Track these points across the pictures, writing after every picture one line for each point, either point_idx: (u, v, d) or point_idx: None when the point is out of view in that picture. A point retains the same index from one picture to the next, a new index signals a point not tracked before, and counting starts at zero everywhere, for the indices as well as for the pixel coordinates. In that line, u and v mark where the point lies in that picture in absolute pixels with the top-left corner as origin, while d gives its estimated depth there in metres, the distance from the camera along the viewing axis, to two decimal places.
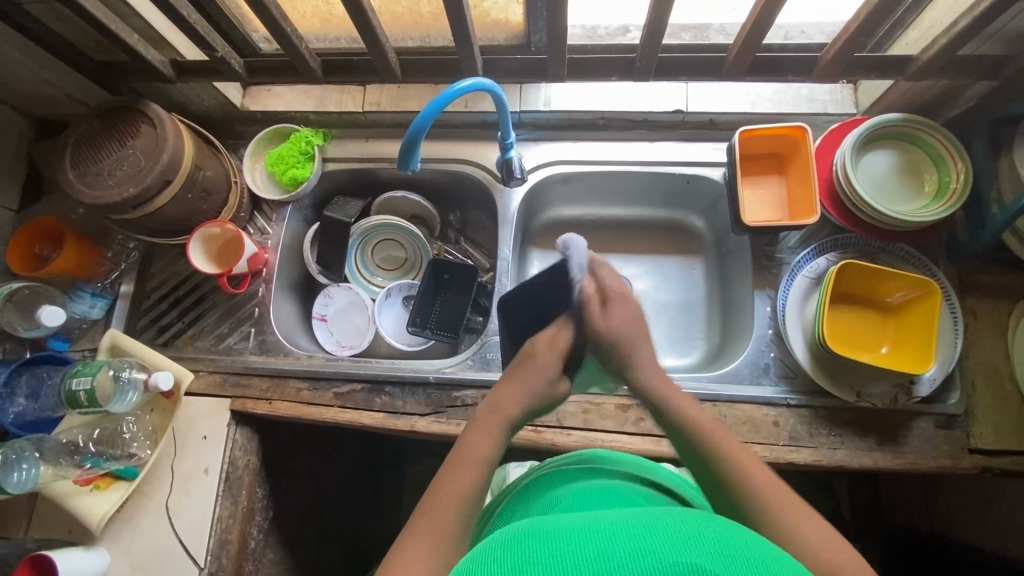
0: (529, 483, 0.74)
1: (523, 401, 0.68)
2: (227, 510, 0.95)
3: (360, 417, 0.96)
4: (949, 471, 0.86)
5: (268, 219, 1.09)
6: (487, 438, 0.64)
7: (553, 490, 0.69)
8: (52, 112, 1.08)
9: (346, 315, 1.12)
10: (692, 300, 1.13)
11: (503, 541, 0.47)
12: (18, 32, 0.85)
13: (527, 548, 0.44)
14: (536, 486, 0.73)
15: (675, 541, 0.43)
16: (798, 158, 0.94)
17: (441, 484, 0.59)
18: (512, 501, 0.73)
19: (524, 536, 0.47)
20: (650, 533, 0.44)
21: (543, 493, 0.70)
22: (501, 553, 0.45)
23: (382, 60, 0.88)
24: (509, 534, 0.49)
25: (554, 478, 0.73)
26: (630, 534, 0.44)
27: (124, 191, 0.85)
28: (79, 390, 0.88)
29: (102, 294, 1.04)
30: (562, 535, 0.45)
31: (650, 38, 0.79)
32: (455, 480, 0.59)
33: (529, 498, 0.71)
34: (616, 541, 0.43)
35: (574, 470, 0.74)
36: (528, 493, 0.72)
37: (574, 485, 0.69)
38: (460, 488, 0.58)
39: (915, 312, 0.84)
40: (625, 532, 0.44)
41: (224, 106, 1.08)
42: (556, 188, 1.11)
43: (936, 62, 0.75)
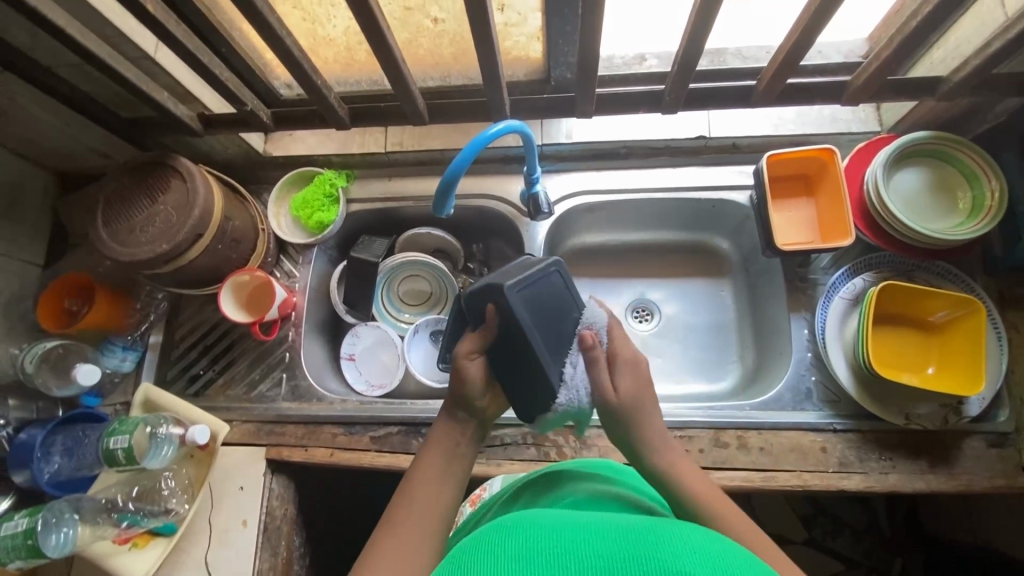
0: (529, 481, 0.70)
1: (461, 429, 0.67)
2: (268, 562, 0.94)
3: (399, 461, 0.94)
4: (1004, 492, 0.84)
5: (294, 262, 1.09)
6: (433, 462, 0.64)
7: (560, 493, 0.64)
8: (76, 166, 1.08)
9: (375, 354, 1.12)
10: (722, 323, 1.12)
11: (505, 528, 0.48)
12: (49, 94, 0.85)
13: (531, 541, 0.44)
14: (540, 487, 0.68)
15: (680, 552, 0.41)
16: (827, 179, 0.94)
17: (393, 515, 0.60)
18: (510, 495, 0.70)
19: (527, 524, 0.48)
20: (655, 541, 0.43)
21: (550, 492, 0.65)
22: (504, 539, 0.46)
23: (410, 104, 0.88)
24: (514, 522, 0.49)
25: (563, 479, 0.68)
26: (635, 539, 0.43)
27: (157, 248, 0.85)
28: (116, 449, 0.87)
29: (133, 347, 1.03)
30: (566, 533, 0.45)
31: (681, 71, 0.80)
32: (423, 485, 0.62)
33: (526, 497, 0.67)
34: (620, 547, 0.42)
35: (582, 473, 0.69)
36: (521, 494, 0.68)
37: (578, 488, 0.65)
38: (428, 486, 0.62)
39: (960, 332, 0.83)
40: (632, 538, 0.43)
41: (247, 153, 1.08)
42: (579, 218, 1.11)
43: (969, 82, 0.75)
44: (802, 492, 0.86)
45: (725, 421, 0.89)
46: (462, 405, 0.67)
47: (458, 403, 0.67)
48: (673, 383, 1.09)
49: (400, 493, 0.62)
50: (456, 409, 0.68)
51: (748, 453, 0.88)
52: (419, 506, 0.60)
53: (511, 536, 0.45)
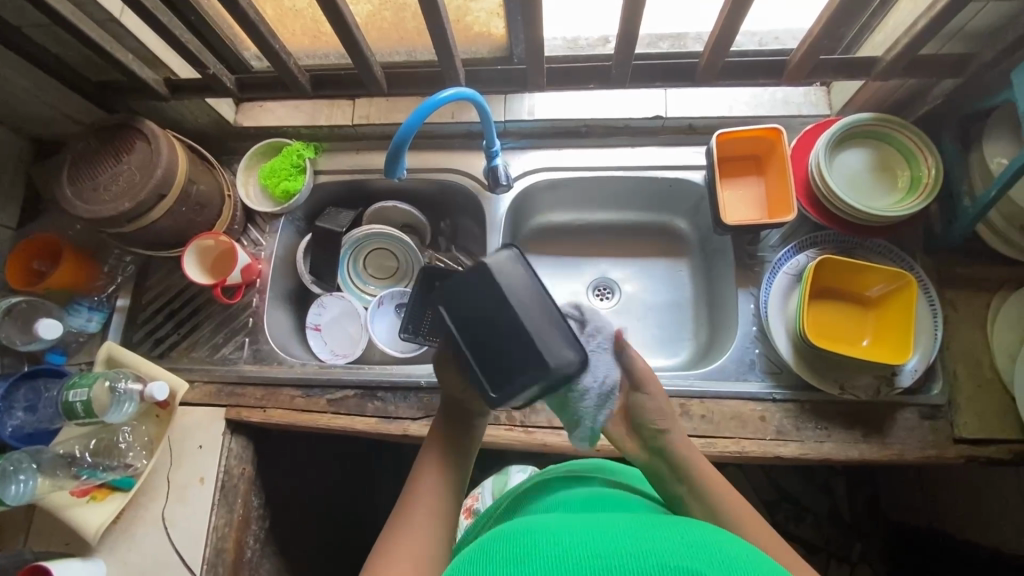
0: (547, 479, 0.77)
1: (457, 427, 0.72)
2: (224, 519, 0.96)
3: (354, 423, 0.97)
4: (935, 462, 0.87)
5: (262, 230, 1.12)
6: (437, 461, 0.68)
7: (559, 492, 0.72)
8: (50, 132, 1.11)
9: (340, 323, 1.15)
10: (679, 302, 1.15)
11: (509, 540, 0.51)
12: (18, 55, 0.88)
13: (534, 544, 0.49)
14: (540, 491, 0.75)
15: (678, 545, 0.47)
16: (775, 158, 0.97)
17: (407, 505, 0.64)
18: (529, 491, 0.77)
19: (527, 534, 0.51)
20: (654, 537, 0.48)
21: (546, 496, 0.72)
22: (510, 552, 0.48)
23: (368, 74, 0.91)
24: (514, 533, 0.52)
25: (557, 483, 0.75)
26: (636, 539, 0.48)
27: (119, 205, 0.87)
28: (75, 402, 0.89)
29: (99, 308, 1.06)
30: (570, 535, 0.50)
31: (625, 47, 0.82)
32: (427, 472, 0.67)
33: (544, 491, 0.74)
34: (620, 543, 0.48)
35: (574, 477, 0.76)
36: (534, 491, 0.76)
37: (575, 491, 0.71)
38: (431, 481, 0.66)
39: (894, 304, 0.86)
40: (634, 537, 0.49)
41: (217, 122, 1.11)
42: (542, 195, 1.14)
43: (900, 62, 0.78)
44: (740, 458, 0.89)
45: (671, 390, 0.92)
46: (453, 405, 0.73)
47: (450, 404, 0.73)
48: None
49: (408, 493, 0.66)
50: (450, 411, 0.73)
51: (690, 420, 0.91)
52: (422, 507, 0.64)
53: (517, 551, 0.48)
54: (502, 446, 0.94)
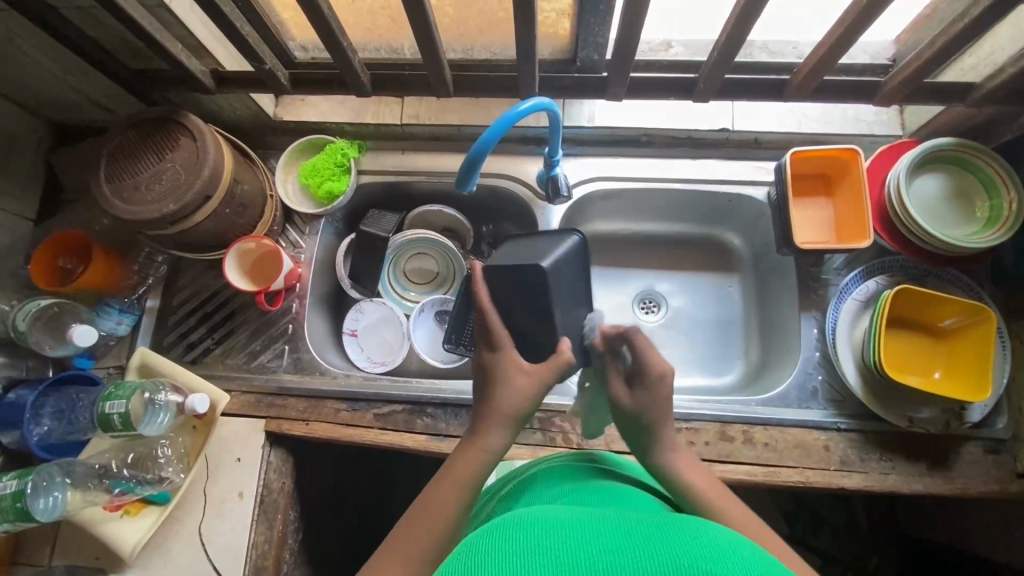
0: (552, 470, 0.69)
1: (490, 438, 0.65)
2: (263, 535, 0.92)
3: (402, 439, 0.93)
4: (998, 497, 0.86)
5: (301, 232, 1.06)
6: (464, 469, 0.63)
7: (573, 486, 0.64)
8: (74, 117, 1.03)
9: (379, 330, 1.10)
10: (729, 318, 1.13)
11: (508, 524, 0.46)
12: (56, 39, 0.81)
13: (538, 536, 0.44)
14: (546, 475, 0.68)
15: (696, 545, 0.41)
16: (848, 179, 0.94)
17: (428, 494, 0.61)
18: (533, 478, 0.69)
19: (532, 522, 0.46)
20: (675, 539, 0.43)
21: (558, 483, 0.66)
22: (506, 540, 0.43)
23: (436, 75, 0.85)
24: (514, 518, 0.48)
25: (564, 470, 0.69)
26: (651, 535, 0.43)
27: (163, 207, 0.81)
28: (112, 413, 0.84)
29: (130, 310, 1.00)
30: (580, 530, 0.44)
31: (720, 58, 0.78)
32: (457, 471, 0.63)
33: (555, 482, 0.67)
34: (632, 542, 0.42)
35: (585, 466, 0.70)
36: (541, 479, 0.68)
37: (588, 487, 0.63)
38: (459, 479, 0.62)
39: (969, 340, 0.84)
40: (651, 534, 0.43)
41: (256, 115, 1.04)
42: (595, 204, 1.10)
43: (1003, 90, 0.76)
44: (803, 488, 0.87)
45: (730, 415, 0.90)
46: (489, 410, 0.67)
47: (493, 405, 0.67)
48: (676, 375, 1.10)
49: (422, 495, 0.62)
50: (489, 418, 0.66)
51: (752, 448, 0.89)
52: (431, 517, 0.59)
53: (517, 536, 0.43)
54: None
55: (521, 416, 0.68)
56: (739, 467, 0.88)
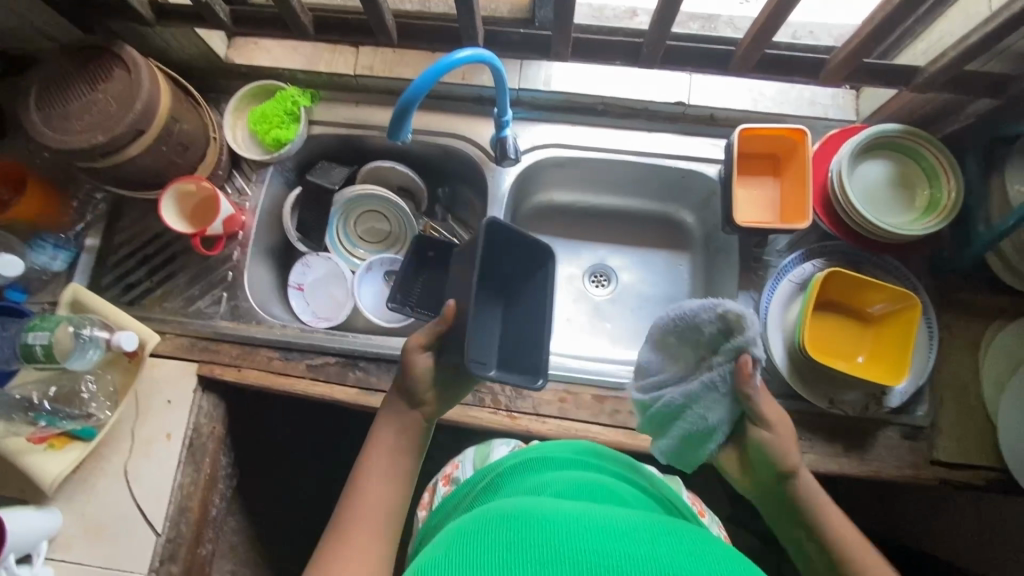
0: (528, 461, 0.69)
1: (403, 408, 0.71)
2: (189, 478, 0.93)
3: (333, 391, 0.94)
4: (910, 481, 0.88)
5: (247, 179, 1.05)
6: (387, 445, 0.69)
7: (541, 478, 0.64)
8: (18, 47, 1.00)
9: (326, 286, 1.10)
10: (676, 296, 1.13)
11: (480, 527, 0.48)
12: None
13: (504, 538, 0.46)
14: (517, 471, 0.68)
15: (660, 539, 0.46)
16: (796, 160, 0.93)
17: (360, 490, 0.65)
18: (509, 470, 0.69)
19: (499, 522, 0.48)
20: (657, 543, 0.45)
21: (530, 475, 0.65)
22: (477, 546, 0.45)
23: (378, 22, 0.83)
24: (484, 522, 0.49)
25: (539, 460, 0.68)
26: (634, 538, 0.46)
27: (91, 137, 0.79)
28: (34, 344, 0.83)
29: (65, 246, 0.99)
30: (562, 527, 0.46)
31: (660, 24, 0.77)
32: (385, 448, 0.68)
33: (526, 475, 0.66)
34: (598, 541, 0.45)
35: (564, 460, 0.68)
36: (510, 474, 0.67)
37: (558, 478, 0.62)
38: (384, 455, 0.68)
39: (896, 324, 0.85)
40: (628, 533, 0.46)
41: (206, 56, 1.02)
42: (550, 171, 1.09)
43: (944, 74, 0.75)
44: None
45: None
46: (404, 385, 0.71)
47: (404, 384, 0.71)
48: (619, 348, 1.10)
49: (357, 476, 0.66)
50: (400, 395, 0.71)
51: None
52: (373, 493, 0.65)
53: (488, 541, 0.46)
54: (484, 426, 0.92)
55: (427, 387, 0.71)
56: None
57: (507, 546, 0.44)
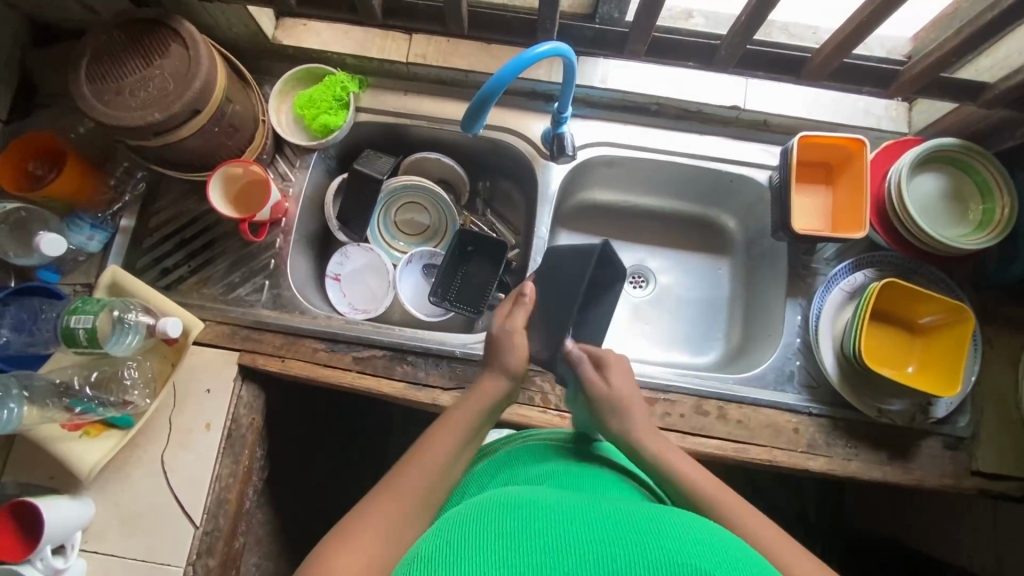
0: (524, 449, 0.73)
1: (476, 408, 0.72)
2: (228, 469, 0.90)
3: (380, 385, 0.92)
4: (950, 490, 0.90)
5: (291, 164, 1.02)
6: (450, 430, 0.68)
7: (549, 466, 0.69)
8: (55, 16, 0.96)
9: (363, 277, 1.07)
10: (715, 300, 1.13)
11: (483, 515, 0.50)
12: None
13: (505, 524, 0.47)
14: (529, 458, 0.71)
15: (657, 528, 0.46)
16: (850, 170, 0.94)
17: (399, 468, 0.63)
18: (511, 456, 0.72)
19: (501, 509, 0.50)
20: (655, 526, 0.47)
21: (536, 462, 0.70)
22: (477, 531, 0.47)
23: (453, 10, 0.81)
24: (487, 509, 0.51)
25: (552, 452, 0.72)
26: (632, 524, 0.47)
27: (147, 115, 0.76)
28: (78, 329, 0.80)
29: (102, 226, 0.95)
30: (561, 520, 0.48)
31: (743, 27, 0.78)
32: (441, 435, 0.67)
33: (528, 464, 0.70)
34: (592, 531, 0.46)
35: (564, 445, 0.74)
36: (513, 461, 0.71)
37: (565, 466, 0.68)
38: (440, 443, 0.66)
39: (946, 336, 0.86)
40: (628, 525, 0.47)
41: (254, 35, 0.98)
42: (597, 170, 1.08)
43: (1015, 92, 0.77)
44: (769, 466, 0.90)
45: (708, 391, 0.91)
46: (495, 356, 0.77)
47: (491, 355, 0.78)
48: (658, 350, 1.10)
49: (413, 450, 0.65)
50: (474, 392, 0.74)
51: (725, 424, 0.91)
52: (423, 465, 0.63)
53: (487, 527, 0.47)
54: (534, 428, 0.91)
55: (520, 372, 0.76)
56: (710, 440, 0.90)
57: (511, 534, 0.46)
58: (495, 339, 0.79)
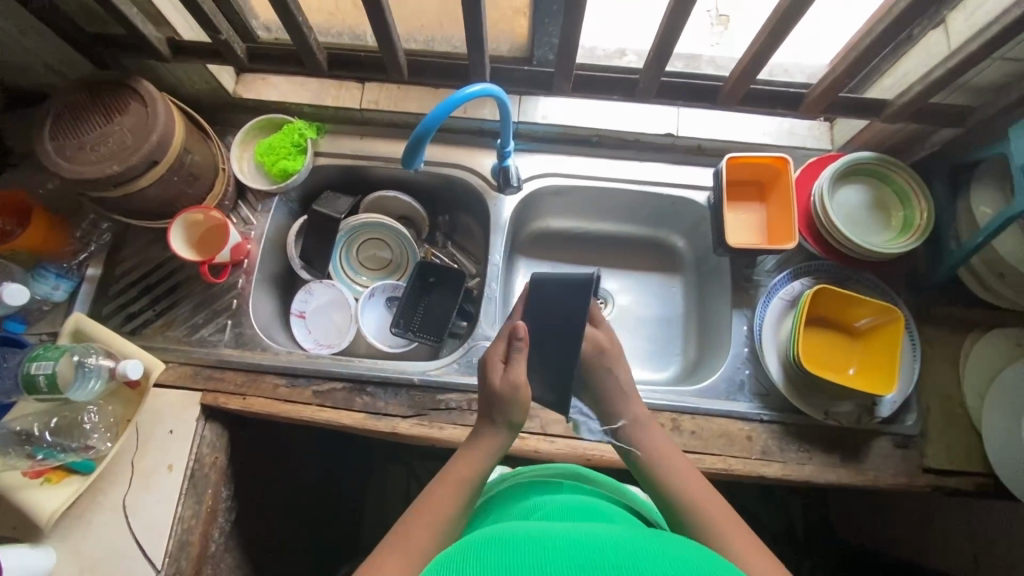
0: (515, 488, 0.75)
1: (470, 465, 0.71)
2: (190, 510, 0.91)
3: (340, 416, 0.94)
4: (905, 489, 0.91)
5: (252, 209, 1.07)
6: (446, 496, 0.67)
7: (537, 499, 0.71)
8: (26, 83, 1.02)
9: (327, 313, 1.10)
10: (671, 317, 1.17)
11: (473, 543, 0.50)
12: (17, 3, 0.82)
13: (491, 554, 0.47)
14: (517, 494, 0.74)
15: (647, 549, 0.46)
16: (778, 186, 1.00)
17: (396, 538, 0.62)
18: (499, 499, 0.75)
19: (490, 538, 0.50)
20: (644, 548, 0.46)
21: (519, 501, 0.71)
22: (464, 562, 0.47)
23: (391, 59, 0.89)
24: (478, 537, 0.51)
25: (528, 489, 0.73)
26: (623, 546, 0.46)
27: (106, 168, 0.81)
28: (38, 375, 0.83)
29: (67, 276, 0.98)
30: (548, 536, 0.48)
31: (655, 61, 0.85)
32: (435, 498, 0.67)
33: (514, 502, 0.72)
34: (579, 554, 0.45)
35: (552, 483, 0.76)
36: (505, 502, 0.73)
37: (552, 499, 0.70)
38: (435, 507, 0.66)
39: (880, 337, 0.90)
40: (615, 545, 0.46)
41: (215, 90, 1.05)
42: (547, 199, 1.13)
43: (910, 106, 0.84)
44: (725, 475, 0.91)
45: (660, 403, 0.93)
46: (496, 409, 0.74)
47: (490, 404, 0.75)
48: None
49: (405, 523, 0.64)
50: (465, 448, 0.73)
51: (680, 435, 0.93)
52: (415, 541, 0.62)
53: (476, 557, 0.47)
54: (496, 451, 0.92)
55: (518, 421, 0.75)
56: None
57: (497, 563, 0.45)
58: (496, 393, 0.74)
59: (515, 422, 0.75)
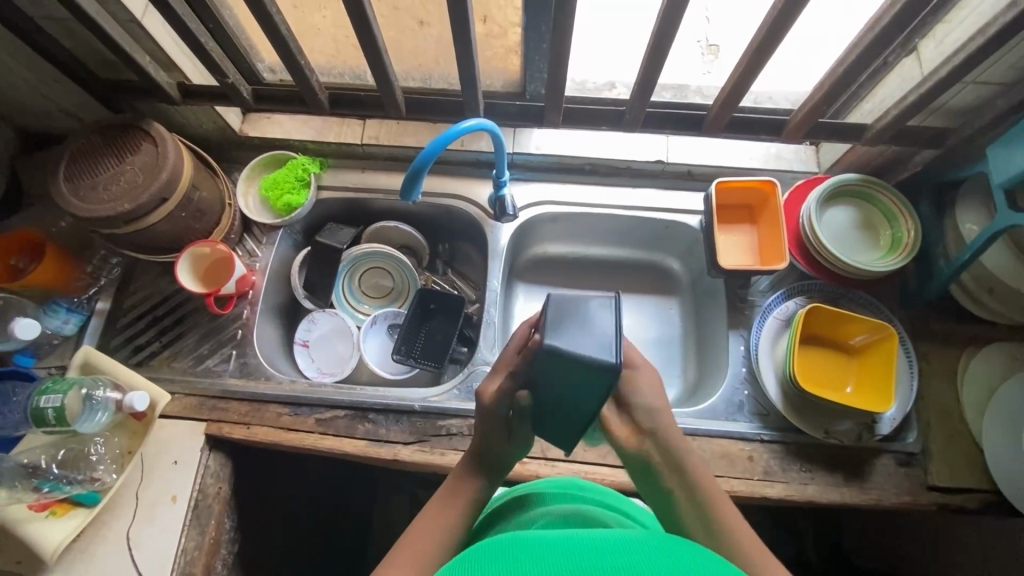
0: (510, 503, 0.74)
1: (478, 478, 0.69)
2: (194, 541, 0.91)
3: (342, 444, 0.95)
4: (910, 508, 0.91)
5: (258, 241, 1.10)
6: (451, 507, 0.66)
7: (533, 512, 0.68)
8: (43, 126, 1.07)
9: (330, 342, 1.12)
10: (669, 338, 1.18)
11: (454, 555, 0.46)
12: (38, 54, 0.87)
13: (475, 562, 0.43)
14: (513, 508, 0.72)
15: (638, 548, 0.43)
16: (768, 209, 1.02)
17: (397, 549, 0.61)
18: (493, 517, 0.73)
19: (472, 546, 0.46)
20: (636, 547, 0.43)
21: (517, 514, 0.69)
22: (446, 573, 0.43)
23: (389, 96, 0.93)
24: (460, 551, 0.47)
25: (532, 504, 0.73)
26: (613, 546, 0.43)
27: (118, 206, 0.84)
28: (47, 408, 0.84)
29: (78, 310, 1.01)
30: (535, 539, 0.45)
31: (640, 93, 0.90)
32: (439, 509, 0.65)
33: (509, 516, 0.71)
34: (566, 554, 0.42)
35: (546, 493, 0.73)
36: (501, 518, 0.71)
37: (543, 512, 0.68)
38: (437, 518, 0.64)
39: (875, 354, 0.91)
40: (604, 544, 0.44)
41: (222, 129, 1.09)
42: (544, 226, 1.16)
43: (888, 129, 0.87)
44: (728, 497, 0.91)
45: None
46: (504, 436, 0.70)
47: (498, 430, 0.70)
48: None
49: (406, 536, 0.63)
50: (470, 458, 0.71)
51: None
52: (423, 543, 0.61)
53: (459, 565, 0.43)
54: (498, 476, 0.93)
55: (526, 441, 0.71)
56: None
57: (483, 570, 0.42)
58: (505, 427, 0.69)
59: (523, 441, 0.71)
